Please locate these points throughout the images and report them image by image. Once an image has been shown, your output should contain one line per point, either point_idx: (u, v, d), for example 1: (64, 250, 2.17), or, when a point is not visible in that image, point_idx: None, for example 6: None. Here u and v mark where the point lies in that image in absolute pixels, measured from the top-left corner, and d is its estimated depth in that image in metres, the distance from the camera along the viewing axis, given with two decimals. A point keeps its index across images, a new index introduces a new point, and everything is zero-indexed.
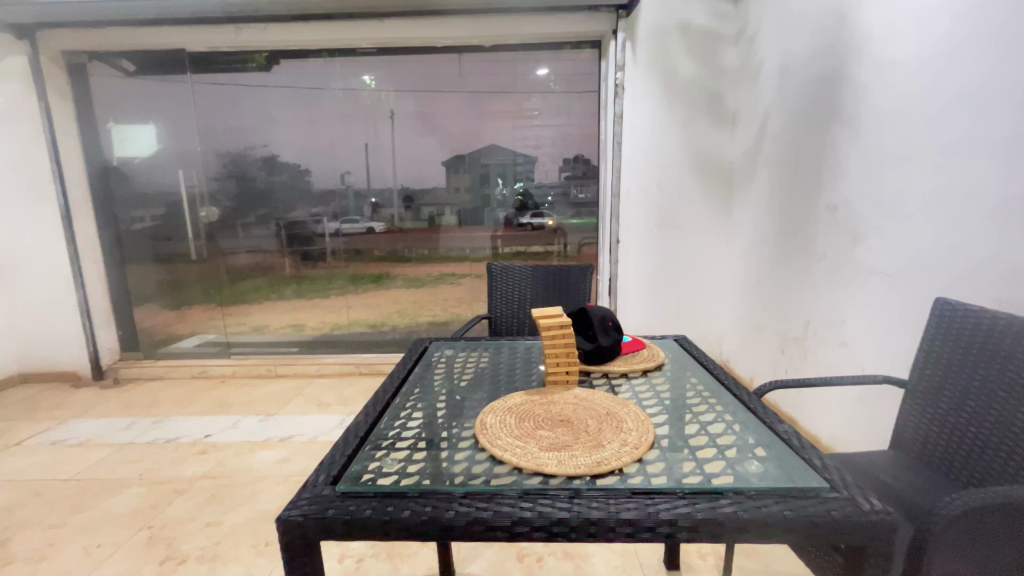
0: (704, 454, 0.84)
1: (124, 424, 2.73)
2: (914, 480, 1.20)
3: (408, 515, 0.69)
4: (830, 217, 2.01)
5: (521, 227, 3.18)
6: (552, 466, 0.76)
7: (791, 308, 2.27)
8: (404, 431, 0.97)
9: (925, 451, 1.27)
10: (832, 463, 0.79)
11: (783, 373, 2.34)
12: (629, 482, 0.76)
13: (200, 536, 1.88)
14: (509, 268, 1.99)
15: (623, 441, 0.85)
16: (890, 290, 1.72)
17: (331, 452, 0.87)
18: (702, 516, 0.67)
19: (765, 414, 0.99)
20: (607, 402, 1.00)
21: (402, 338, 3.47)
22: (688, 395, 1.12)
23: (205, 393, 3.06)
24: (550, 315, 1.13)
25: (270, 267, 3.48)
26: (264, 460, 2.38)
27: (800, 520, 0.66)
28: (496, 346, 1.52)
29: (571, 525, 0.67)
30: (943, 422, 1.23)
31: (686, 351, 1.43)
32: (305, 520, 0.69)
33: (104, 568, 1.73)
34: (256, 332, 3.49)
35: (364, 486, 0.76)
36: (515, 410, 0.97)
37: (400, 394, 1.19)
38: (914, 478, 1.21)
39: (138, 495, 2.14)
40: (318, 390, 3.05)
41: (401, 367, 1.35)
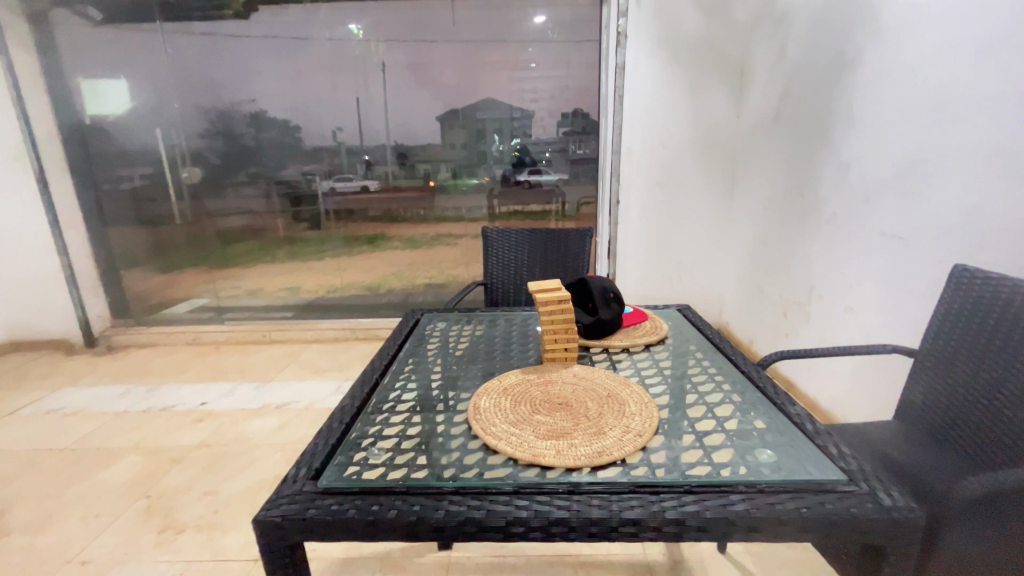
0: (712, 441, 0.78)
1: (118, 392, 2.70)
2: (923, 456, 1.16)
3: (394, 515, 0.64)
4: (841, 175, 1.90)
5: (518, 184, 3.05)
6: (549, 458, 0.71)
7: (797, 271, 2.19)
8: (393, 414, 0.91)
9: (934, 423, 1.23)
10: (849, 451, 0.74)
11: (785, 337, 2.29)
12: (632, 474, 0.71)
13: (197, 505, 1.88)
14: (505, 232, 1.90)
15: (625, 427, 0.79)
16: (901, 254, 1.64)
17: (314, 440, 0.81)
18: (711, 515, 0.62)
19: (775, 393, 0.94)
20: (608, 382, 0.94)
21: (399, 302, 3.39)
22: (693, 371, 1.06)
23: (199, 360, 3.02)
24: (548, 289, 1.06)
25: (264, 230, 3.27)
26: (260, 428, 2.36)
27: (818, 519, 0.61)
28: (491, 317, 1.45)
29: (571, 525, 0.62)
30: (954, 395, 1.19)
31: (689, 321, 1.36)
32: (284, 521, 0.64)
33: (103, 538, 1.73)
34: (248, 296, 3.38)
35: (348, 481, 0.71)
36: (510, 392, 0.92)
37: (390, 371, 1.12)
38: (922, 453, 1.18)
39: (135, 465, 2.13)
40: (314, 355, 3.02)
41: (391, 342, 1.28)
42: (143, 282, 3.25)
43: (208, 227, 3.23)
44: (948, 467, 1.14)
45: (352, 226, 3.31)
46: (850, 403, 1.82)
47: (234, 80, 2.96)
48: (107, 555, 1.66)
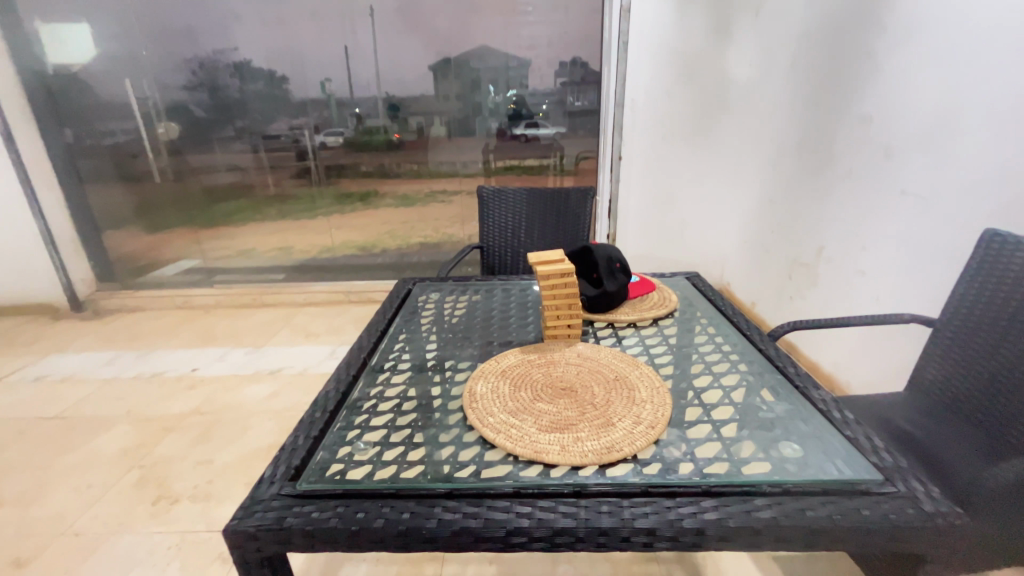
0: (731, 432, 0.72)
1: (108, 358, 2.63)
2: (936, 432, 1.12)
3: (381, 524, 0.57)
4: (860, 129, 1.76)
5: (516, 139, 2.87)
6: (552, 456, 0.64)
7: (805, 233, 2.08)
8: (382, 400, 0.84)
9: (947, 395, 1.16)
10: (883, 446, 0.67)
11: (789, 300, 2.19)
12: (644, 473, 0.64)
13: (192, 474, 1.85)
14: (501, 191, 1.78)
15: (635, 417, 0.72)
16: (922, 215, 1.53)
17: (294, 434, 0.74)
18: (734, 524, 0.55)
19: (795, 373, 0.86)
20: (615, 364, 0.87)
21: (393, 263, 3.28)
22: (706, 348, 0.98)
23: (190, 324, 2.95)
24: (550, 261, 0.96)
25: (251, 184, 3.07)
26: (254, 394, 2.31)
27: (853, 528, 0.55)
28: (487, 287, 1.35)
29: (577, 535, 0.56)
30: (968, 368, 1.12)
31: (698, 289, 1.27)
32: (258, 532, 0.57)
33: (95, 509, 1.70)
34: (240, 256, 3.26)
35: (330, 483, 0.64)
36: (510, 376, 0.84)
37: (379, 349, 1.03)
38: (936, 429, 1.13)
39: (126, 433, 2.08)
40: (307, 319, 2.94)
41: (380, 316, 1.19)
42: (125, 244, 3.11)
43: (192, 183, 3.04)
44: (964, 443, 1.08)
45: (344, 180, 3.11)
46: (855, 368, 1.76)
47: (206, 24, 2.70)
48: (100, 527, 1.62)
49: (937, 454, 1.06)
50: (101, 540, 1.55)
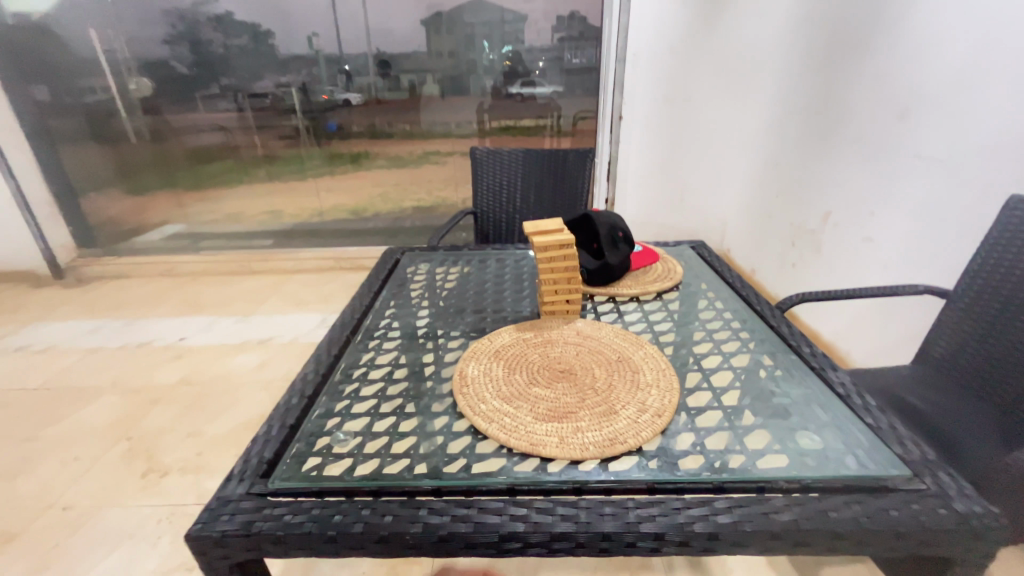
0: (742, 421, 0.66)
1: (92, 327, 2.49)
2: (948, 407, 1.06)
3: (361, 529, 0.51)
4: (876, 86, 1.64)
5: (510, 98, 2.65)
6: (549, 449, 0.59)
7: (812, 199, 1.97)
8: (365, 383, 0.77)
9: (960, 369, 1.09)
10: (908, 436, 0.62)
11: (790, 267, 2.11)
12: (650, 468, 0.58)
13: (181, 446, 1.78)
14: (495, 154, 1.66)
15: (640, 404, 0.66)
16: (941, 179, 1.42)
17: (268, 423, 0.68)
18: (751, 528, 0.50)
19: (810, 352, 0.80)
20: (617, 343, 0.80)
21: (386, 228, 3.12)
22: (713, 324, 0.92)
23: (176, 291, 2.79)
24: (548, 231, 0.88)
25: (236, 146, 2.90)
26: (243, 365, 2.21)
27: (881, 531, 0.50)
28: (480, 257, 1.26)
29: (578, 540, 0.51)
30: (982, 340, 1.05)
31: (704, 260, 1.19)
32: (224, 537, 0.52)
33: (82, 483, 1.65)
34: (231, 221, 3.07)
35: (305, 480, 0.58)
36: (504, 357, 0.77)
37: (364, 325, 0.96)
38: (948, 404, 1.07)
39: (114, 405, 2.00)
40: (297, 286, 2.78)
41: (365, 288, 1.10)
42: (108, 208, 2.90)
43: (173, 144, 2.85)
44: (973, 421, 1.02)
45: (334, 141, 2.91)
46: (861, 339, 1.68)
47: None
48: (88, 501, 1.57)
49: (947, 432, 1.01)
50: (90, 514, 1.51)
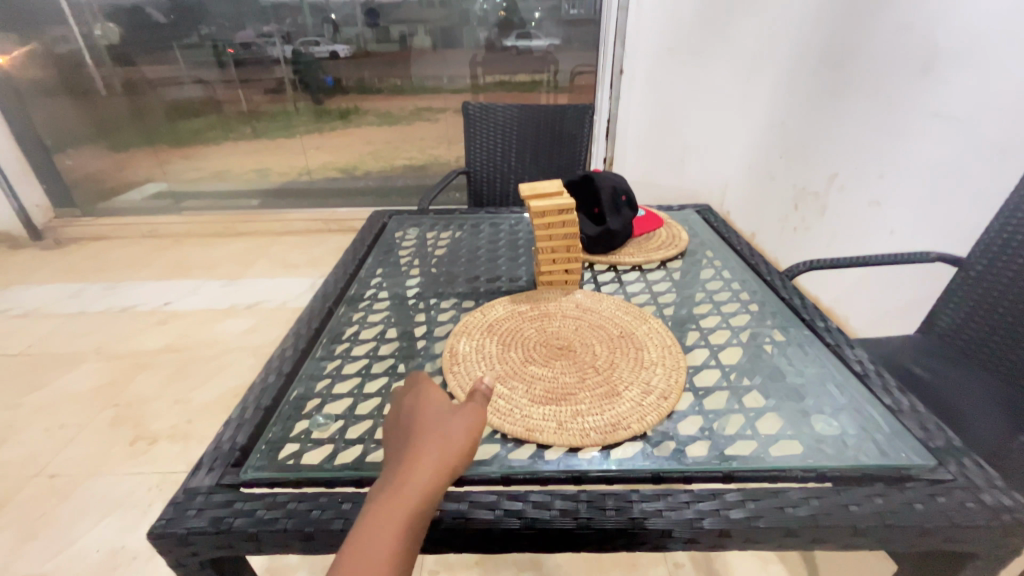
0: (754, 403, 0.62)
1: (73, 291, 2.35)
2: (952, 376, 0.98)
3: (341, 527, 0.47)
4: (904, 35, 1.45)
5: (506, 51, 2.35)
6: (546, 436, 0.54)
7: (817, 157, 1.83)
8: (348, 360, 0.72)
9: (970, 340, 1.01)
10: (932, 421, 0.58)
11: (792, 233, 1.99)
12: (655, 457, 0.54)
13: (169, 413, 1.70)
14: (486, 110, 1.55)
15: (644, 384, 0.61)
16: (961, 141, 1.30)
17: (242, 406, 0.63)
18: (765, 524, 0.46)
19: (825, 328, 0.75)
20: (619, 317, 0.75)
21: (378, 188, 2.90)
22: (721, 295, 0.86)
23: (159, 254, 2.64)
24: (546, 195, 0.81)
25: (219, 100, 2.59)
26: (230, 330, 2.10)
27: (905, 526, 0.46)
28: (474, 221, 1.18)
29: (577, 536, 0.47)
30: (987, 311, 0.98)
31: (710, 226, 1.12)
32: (191, 535, 0.47)
33: (69, 450, 1.58)
34: (216, 180, 2.84)
35: (280, 470, 0.54)
36: (498, 333, 0.72)
37: (347, 294, 0.89)
38: (953, 373, 0.99)
39: (98, 371, 1.90)
40: (284, 249, 2.64)
41: (350, 254, 1.03)
42: (86, 164, 2.68)
43: (150, 95, 2.55)
44: (979, 396, 0.94)
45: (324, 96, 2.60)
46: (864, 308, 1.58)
47: None
48: (75, 467, 1.52)
49: (950, 404, 0.93)
50: (79, 482, 1.46)
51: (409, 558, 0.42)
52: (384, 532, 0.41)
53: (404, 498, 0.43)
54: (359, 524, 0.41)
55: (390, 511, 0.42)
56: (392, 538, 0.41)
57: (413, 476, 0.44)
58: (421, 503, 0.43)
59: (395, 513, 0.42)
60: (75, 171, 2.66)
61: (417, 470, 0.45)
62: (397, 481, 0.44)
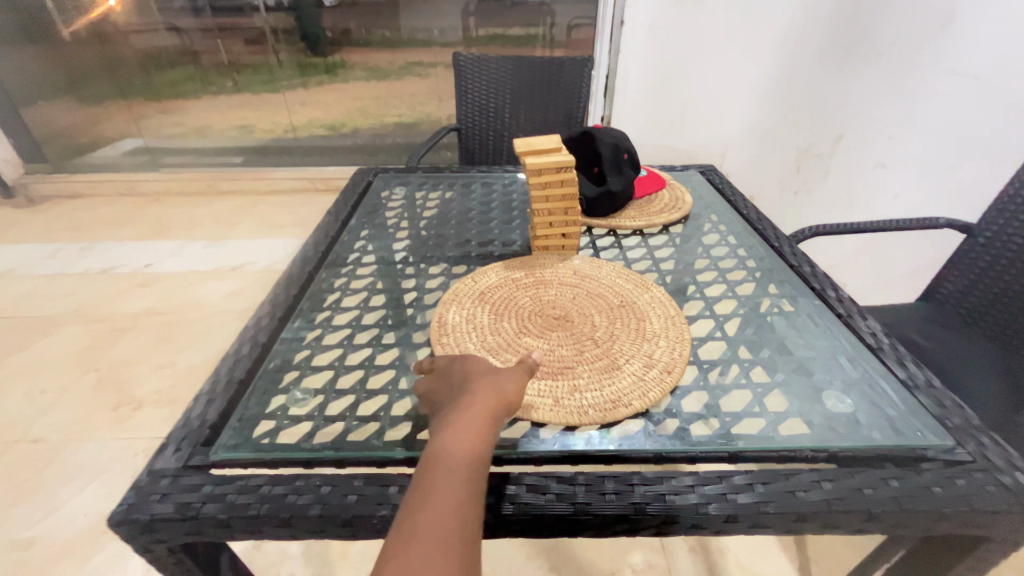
0: (761, 378, 0.58)
1: (49, 251, 2.13)
2: (951, 342, 0.95)
3: (319, 513, 0.43)
4: None
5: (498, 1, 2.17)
6: (543, 414, 0.50)
7: (821, 110, 1.58)
8: (329, 329, 0.67)
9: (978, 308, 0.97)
10: (948, 398, 0.55)
11: (791, 196, 1.75)
12: (658, 437, 0.51)
13: (154, 378, 1.60)
14: (481, 61, 1.45)
15: (646, 357, 0.57)
16: (979, 100, 1.17)
17: (213, 379, 0.58)
18: (775, 510, 0.43)
19: (837, 298, 0.71)
20: (620, 285, 0.70)
21: (367, 145, 2.64)
22: (726, 261, 0.81)
23: (140, 211, 2.40)
24: (543, 151, 0.74)
25: (196, 50, 2.40)
26: (213, 292, 1.95)
27: (923, 511, 0.44)
28: (465, 180, 1.11)
29: (574, 522, 0.44)
30: (998, 274, 0.93)
31: (715, 189, 1.06)
32: (154, 520, 0.43)
33: (53, 414, 1.49)
34: (197, 136, 2.61)
35: (253, 449, 0.50)
36: (490, 302, 0.67)
37: (329, 257, 0.83)
38: (951, 339, 0.96)
39: (78, 335, 1.76)
40: (268, 211, 2.40)
41: (331, 213, 0.96)
42: (57, 117, 2.42)
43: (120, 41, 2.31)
44: (978, 366, 0.90)
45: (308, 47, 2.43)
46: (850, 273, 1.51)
47: None
48: (58, 430, 1.43)
49: (955, 375, 0.89)
50: (62, 446, 1.38)
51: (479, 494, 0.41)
52: (450, 478, 0.40)
53: (461, 447, 0.43)
54: (420, 475, 0.41)
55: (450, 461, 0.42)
56: (458, 482, 0.40)
57: (466, 424, 0.45)
58: (479, 448, 0.43)
59: (455, 460, 0.42)
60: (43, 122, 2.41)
61: (468, 419, 0.45)
62: (451, 430, 0.44)
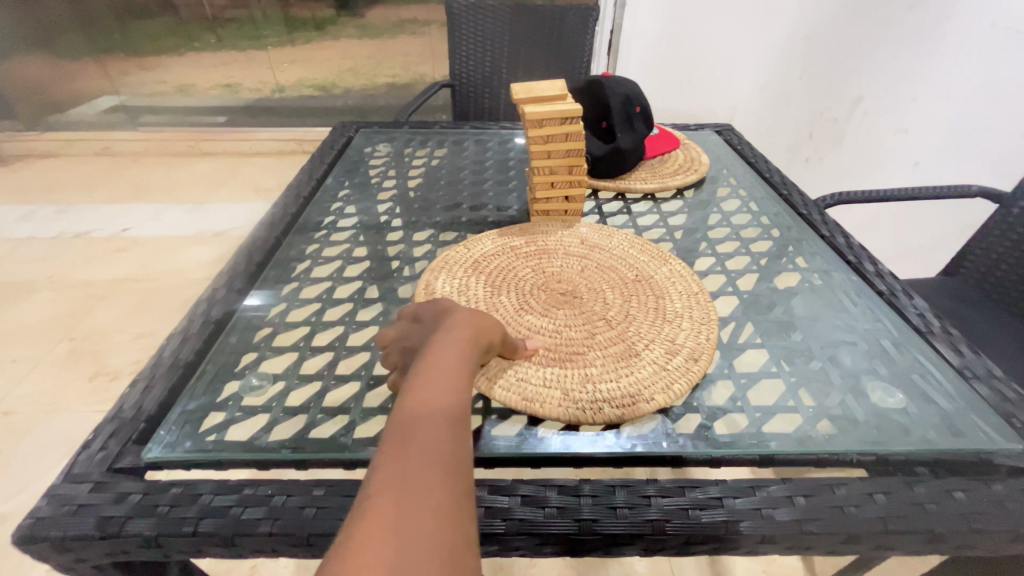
0: (794, 366, 0.50)
1: (20, 213, 1.96)
2: (990, 319, 0.86)
3: (270, 529, 0.36)
4: None
5: None
6: (551, 409, 0.42)
7: (836, 72, 1.32)
8: (297, 303, 0.58)
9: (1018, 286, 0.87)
10: (1012, 389, 0.47)
11: (801, 164, 1.47)
12: (677, 436, 0.43)
13: (132, 347, 1.42)
14: (475, 7, 1.30)
15: (668, 342, 0.49)
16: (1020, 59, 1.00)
17: (155, 361, 0.50)
18: (820, 529, 0.36)
19: (876, 272, 0.62)
20: (634, 257, 0.61)
21: (359, 108, 2.42)
22: (747, 230, 0.72)
23: (117, 172, 2.23)
24: (545, 99, 0.64)
25: (174, 3, 2.15)
26: (198, 258, 1.76)
27: (993, 531, 0.37)
28: (457, 136, 1.00)
29: (578, 541, 0.36)
30: None
31: (733, 149, 0.96)
32: (69, 538, 0.36)
33: (28, 383, 1.32)
34: (180, 95, 2.38)
35: (194, 448, 0.42)
36: (485, 272, 0.58)
37: (301, 220, 0.74)
38: (991, 318, 0.87)
39: (54, 302, 1.57)
40: (254, 172, 2.25)
41: (305, 170, 0.86)
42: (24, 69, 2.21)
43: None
44: (1000, 338, 0.83)
45: None
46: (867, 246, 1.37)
47: None
48: (30, 401, 1.27)
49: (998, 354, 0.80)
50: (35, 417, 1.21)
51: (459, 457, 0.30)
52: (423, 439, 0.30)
53: (439, 397, 0.33)
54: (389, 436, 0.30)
55: (426, 417, 0.31)
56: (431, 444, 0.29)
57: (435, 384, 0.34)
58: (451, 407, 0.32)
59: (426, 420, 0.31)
60: (15, 79, 2.21)
61: (443, 369, 0.35)
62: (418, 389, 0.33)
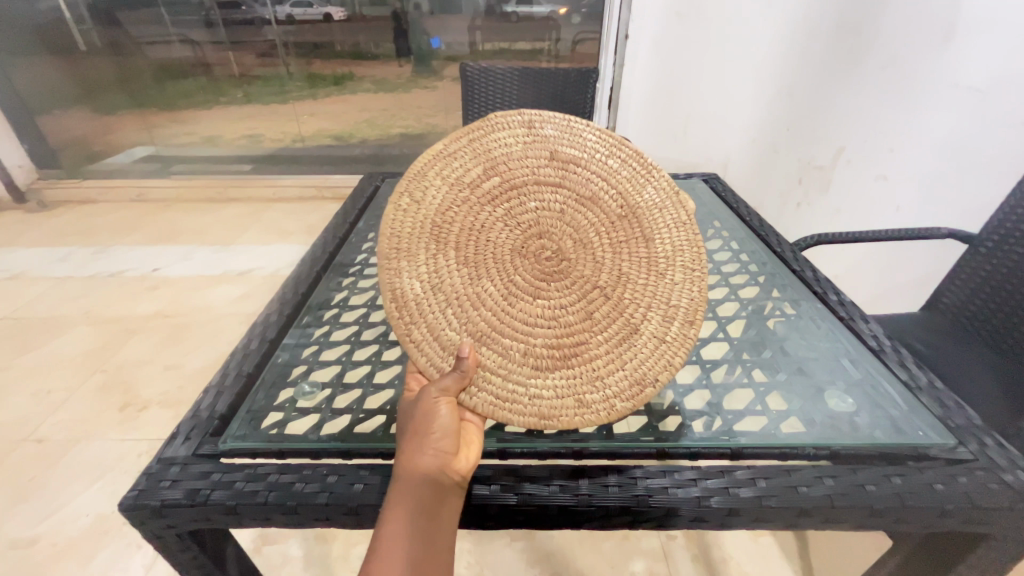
0: (762, 378, 0.59)
1: (62, 254, 2.10)
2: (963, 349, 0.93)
3: (326, 500, 0.44)
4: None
5: (506, 17, 2.00)
6: (564, 421, 0.49)
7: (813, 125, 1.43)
8: (337, 326, 0.68)
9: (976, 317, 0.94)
10: (951, 398, 0.55)
11: (794, 209, 1.54)
12: (660, 433, 0.52)
13: (161, 378, 1.51)
14: (488, 71, 1.47)
15: (663, 306, 0.55)
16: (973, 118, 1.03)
17: (222, 371, 0.60)
18: (776, 503, 0.44)
19: (839, 301, 0.71)
20: (614, 171, 0.57)
21: (374, 156, 2.59)
22: (728, 268, 0.82)
23: (150, 218, 2.35)
24: None
25: (208, 64, 2.37)
26: (222, 297, 1.87)
27: (920, 507, 0.44)
28: None
29: (577, 513, 0.44)
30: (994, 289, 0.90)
31: (719, 196, 1.07)
32: (164, 506, 0.44)
33: (62, 412, 1.40)
34: (208, 144, 2.58)
35: (257, 438, 0.51)
36: (454, 245, 0.54)
37: (337, 258, 0.85)
38: (962, 348, 0.93)
39: (89, 336, 1.68)
40: (276, 216, 2.35)
41: (340, 215, 0.98)
42: (73, 124, 2.41)
43: (137, 55, 2.31)
44: (970, 365, 0.90)
45: (315, 58, 2.36)
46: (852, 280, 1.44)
47: None
48: (64, 429, 1.34)
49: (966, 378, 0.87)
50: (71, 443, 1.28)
51: (436, 541, 0.40)
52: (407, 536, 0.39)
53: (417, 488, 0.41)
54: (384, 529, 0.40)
55: (408, 511, 0.40)
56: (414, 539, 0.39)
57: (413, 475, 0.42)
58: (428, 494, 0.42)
59: (409, 515, 0.40)
60: (62, 134, 2.40)
61: (418, 454, 0.43)
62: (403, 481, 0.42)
